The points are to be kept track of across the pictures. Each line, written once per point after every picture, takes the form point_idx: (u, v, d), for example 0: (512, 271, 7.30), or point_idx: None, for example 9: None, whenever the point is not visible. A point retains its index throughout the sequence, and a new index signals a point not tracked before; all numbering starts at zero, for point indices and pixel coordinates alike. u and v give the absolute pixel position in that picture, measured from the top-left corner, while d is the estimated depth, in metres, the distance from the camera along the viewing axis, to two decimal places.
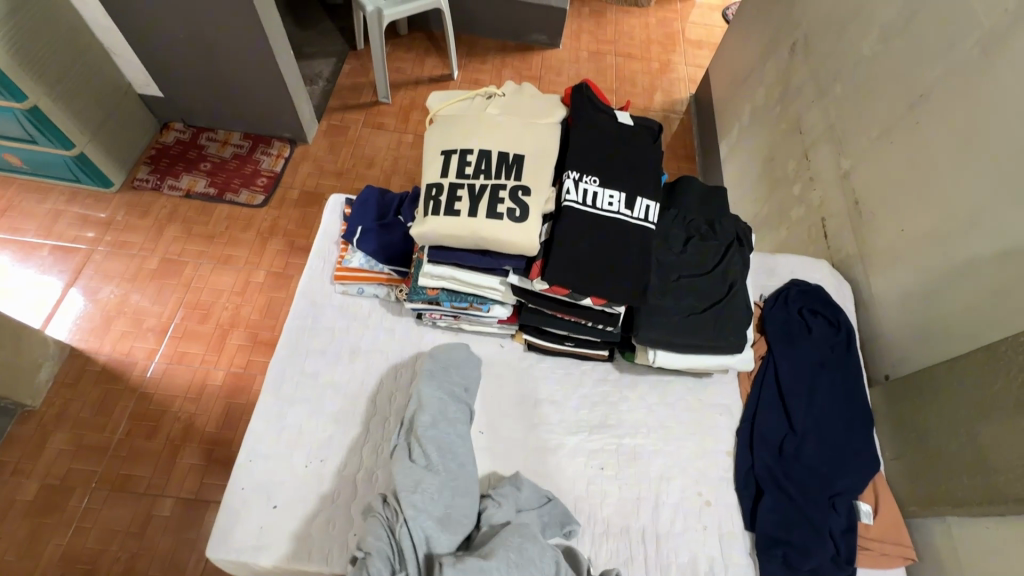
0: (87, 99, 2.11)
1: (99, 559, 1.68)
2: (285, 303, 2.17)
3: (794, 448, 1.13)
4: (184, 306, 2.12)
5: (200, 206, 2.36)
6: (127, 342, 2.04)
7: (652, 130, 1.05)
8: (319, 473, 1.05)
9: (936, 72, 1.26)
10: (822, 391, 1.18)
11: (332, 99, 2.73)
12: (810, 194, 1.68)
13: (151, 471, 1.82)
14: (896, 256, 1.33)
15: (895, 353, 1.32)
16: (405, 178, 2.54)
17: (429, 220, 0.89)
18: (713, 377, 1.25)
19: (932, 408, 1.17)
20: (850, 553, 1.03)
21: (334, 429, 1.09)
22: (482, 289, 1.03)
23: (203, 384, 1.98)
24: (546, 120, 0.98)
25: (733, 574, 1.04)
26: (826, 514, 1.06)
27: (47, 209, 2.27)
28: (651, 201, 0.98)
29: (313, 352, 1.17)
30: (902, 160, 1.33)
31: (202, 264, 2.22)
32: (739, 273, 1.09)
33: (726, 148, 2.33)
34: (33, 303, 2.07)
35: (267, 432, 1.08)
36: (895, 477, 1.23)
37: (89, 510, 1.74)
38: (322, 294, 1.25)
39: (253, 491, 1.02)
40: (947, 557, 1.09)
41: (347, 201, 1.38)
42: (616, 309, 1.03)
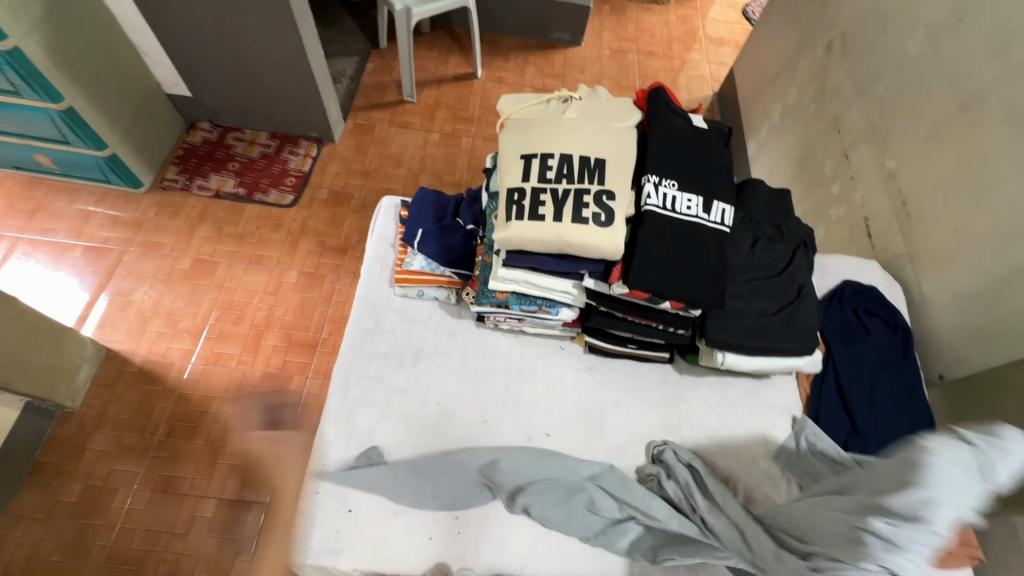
0: (121, 100, 2.11)
1: (144, 560, 1.69)
2: (317, 304, 2.17)
3: (859, 449, 1.14)
4: (218, 307, 2.12)
5: (229, 206, 2.35)
6: (163, 343, 2.03)
7: (722, 133, 1.06)
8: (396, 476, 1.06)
9: (993, 72, 1.25)
10: (883, 392, 1.19)
11: (357, 98, 2.72)
12: (850, 194, 1.68)
13: (192, 472, 1.82)
14: (950, 257, 1.34)
15: (950, 354, 1.33)
16: (433, 177, 2.53)
17: (512, 225, 0.92)
18: (772, 378, 1.26)
19: (996, 409, 1.19)
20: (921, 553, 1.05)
21: (404, 432, 1.11)
22: (555, 292, 1.05)
23: (240, 385, 1.98)
24: (622, 125, 0.99)
25: None
26: None
27: (77, 210, 2.26)
28: (726, 204, 0.99)
29: (378, 355, 1.18)
30: (955, 161, 1.32)
31: (234, 264, 2.21)
32: (806, 276, 1.10)
33: (754, 147, 2.32)
34: (68, 304, 2.07)
35: (338, 435, 1.09)
36: None
37: (133, 512, 1.75)
38: (381, 297, 1.25)
39: (328, 495, 1.02)
40: (1014, 557, 1.10)
41: (401, 203, 1.38)
42: (689, 312, 1.04)
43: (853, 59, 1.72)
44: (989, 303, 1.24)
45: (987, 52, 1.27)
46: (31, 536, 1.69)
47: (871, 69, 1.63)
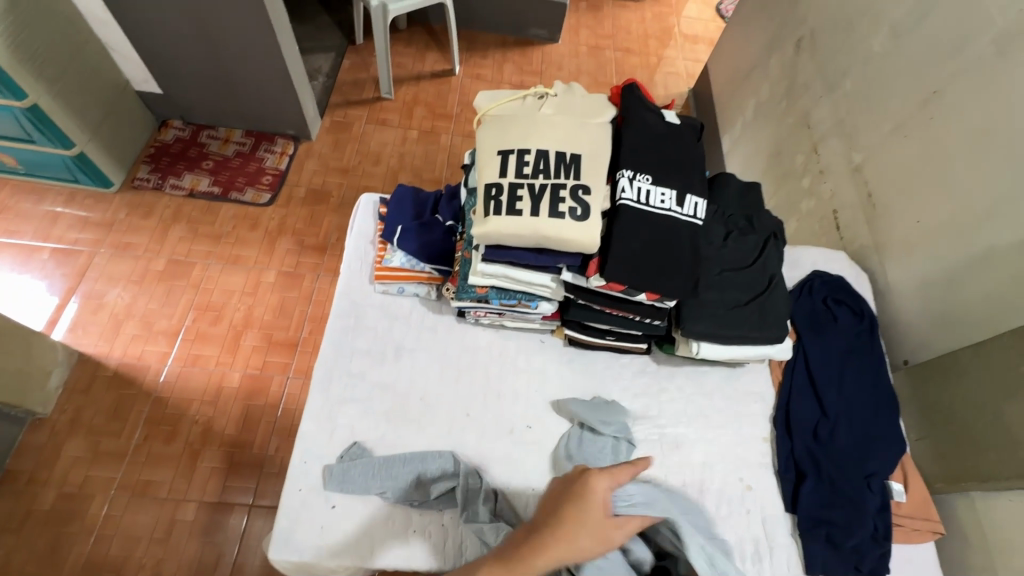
0: (88, 97, 2.04)
1: (124, 566, 1.66)
2: (297, 303, 2.14)
3: (828, 432, 1.18)
4: (194, 308, 2.08)
5: (204, 205, 2.31)
6: (138, 346, 1.99)
7: (694, 128, 1.09)
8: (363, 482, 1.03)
9: (950, 69, 1.31)
10: (851, 378, 1.24)
11: (333, 95, 2.69)
12: (820, 187, 1.73)
13: (171, 476, 1.79)
14: (914, 248, 1.39)
15: (914, 339, 1.39)
16: (412, 175, 2.52)
17: (490, 220, 0.93)
18: (746, 366, 1.30)
19: (955, 389, 1.24)
20: (887, 529, 1.09)
21: (386, 428, 1.11)
22: (534, 286, 1.06)
23: (219, 387, 1.95)
24: (598, 120, 1.01)
25: (777, 554, 1.09)
26: (862, 494, 1.12)
27: (44, 210, 2.19)
28: (699, 198, 1.02)
29: (358, 352, 1.18)
30: (917, 155, 1.38)
31: (210, 265, 2.18)
32: (776, 267, 1.13)
33: (728, 142, 2.35)
34: (36, 308, 2.01)
35: (320, 433, 1.09)
36: (922, 456, 1.30)
37: (111, 518, 1.71)
38: (361, 294, 1.25)
39: (311, 491, 1.03)
40: (974, 530, 1.16)
41: (379, 200, 1.38)
42: (665, 303, 1.06)
43: (821, 56, 1.77)
44: (950, 289, 1.29)
45: (945, 49, 1.32)
46: (4, 546, 1.65)
47: (837, 66, 1.68)
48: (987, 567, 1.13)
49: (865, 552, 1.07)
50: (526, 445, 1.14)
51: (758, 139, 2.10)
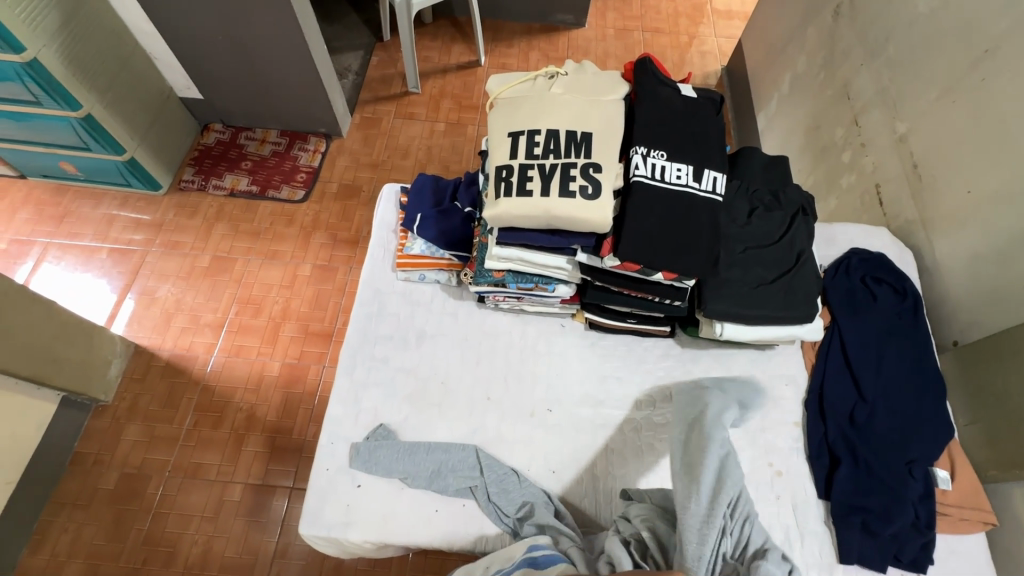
0: (135, 105, 2.17)
1: (178, 542, 1.78)
2: (332, 295, 2.22)
3: (865, 416, 1.13)
4: (237, 301, 2.19)
5: (244, 203, 2.42)
6: (187, 338, 2.12)
7: (713, 101, 1.07)
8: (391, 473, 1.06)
9: (1005, 24, 1.20)
10: (891, 359, 1.18)
11: (363, 92, 2.74)
12: (861, 160, 1.61)
13: (218, 459, 1.90)
14: (964, 221, 1.30)
15: (965, 319, 1.30)
16: (440, 167, 2.54)
17: (501, 201, 0.96)
18: (776, 349, 1.25)
19: (1010, 367, 1.15)
20: (931, 518, 1.04)
21: (408, 410, 1.14)
22: (550, 269, 1.07)
23: (261, 376, 2.05)
24: (608, 98, 1.02)
25: (809, 541, 1.05)
26: (903, 481, 1.06)
27: (102, 213, 2.35)
28: (718, 172, 1.00)
29: (382, 338, 1.21)
30: (967, 120, 1.28)
31: (250, 260, 2.28)
32: (805, 244, 1.09)
33: (763, 120, 2.24)
34: (97, 304, 2.17)
35: (346, 416, 1.12)
36: (971, 443, 1.21)
37: (166, 498, 1.84)
38: (384, 282, 1.28)
39: (337, 471, 1.07)
40: None
41: (401, 189, 1.41)
42: (685, 283, 1.04)
43: (860, 21, 1.66)
44: (1005, 264, 1.20)
45: (999, 3, 1.21)
46: (75, 521, 1.80)
47: (880, 30, 1.57)
48: None
49: (905, 541, 1.02)
50: (546, 428, 1.14)
51: (794, 115, 2.00)
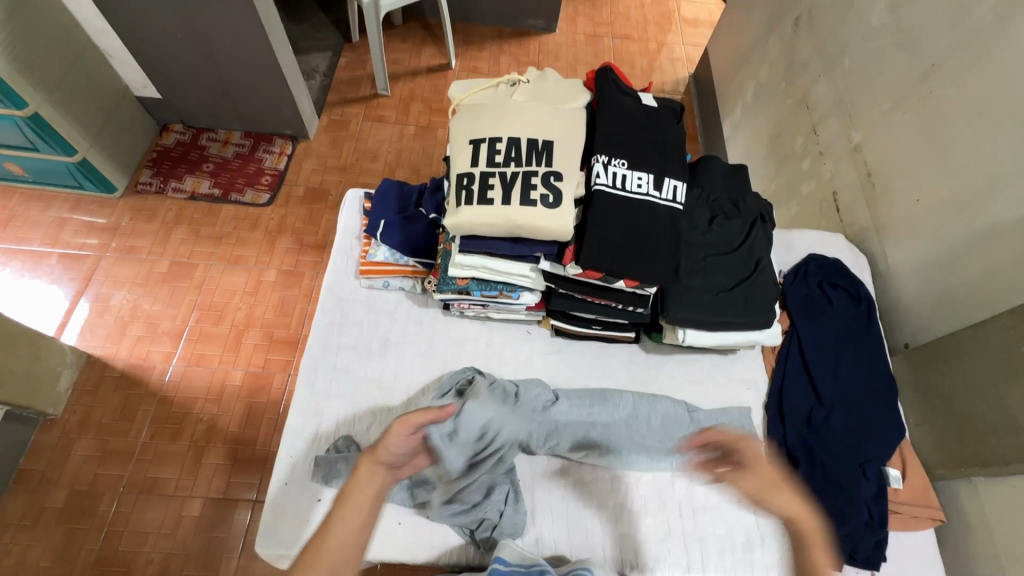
0: (87, 103, 2.08)
1: (134, 560, 1.70)
2: (298, 301, 2.16)
3: (822, 418, 1.16)
4: (197, 308, 2.11)
5: (205, 207, 2.34)
6: (144, 347, 2.03)
7: (674, 110, 1.08)
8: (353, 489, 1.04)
9: (948, 40, 1.25)
10: (847, 362, 1.21)
11: (330, 94, 2.69)
12: (819, 169, 1.66)
13: (176, 473, 1.83)
14: (913, 227, 1.35)
15: (916, 323, 1.35)
16: (410, 171, 2.51)
17: (463, 209, 0.95)
18: (738, 354, 1.27)
19: (952, 371, 1.21)
20: (883, 517, 1.07)
21: (370, 421, 1.12)
22: (513, 276, 1.06)
23: (223, 385, 1.98)
24: (570, 106, 1.02)
25: (769, 543, 1.07)
26: (857, 481, 1.09)
27: (52, 217, 2.24)
28: (678, 181, 1.02)
29: (344, 347, 1.19)
30: (915, 131, 1.33)
31: (212, 265, 2.21)
32: (763, 251, 1.11)
33: (728, 127, 2.29)
34: (46, 312, 2.06)
35: (306, 428, 1.09)
36: (922, 442, 1.26)
37: (120, 515, 1.76)
38: (347, 290, 1.26)
39: (298, 486, 1.04)
40: (974, 516, 1.14)
41: (365, 195, 1.39)
42: (647, 290, 1.05)
43: (817, 33, 1.71)
44: (950, 270, 1.25)
45: (942, 21, 1.27)
46: (19, 543, 1.70)
47: (835, 43, 1.62)
48: (989, 555, 1.10)
49: (859, 540, 1.05)
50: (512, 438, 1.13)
51: (757, 122, 2.04)
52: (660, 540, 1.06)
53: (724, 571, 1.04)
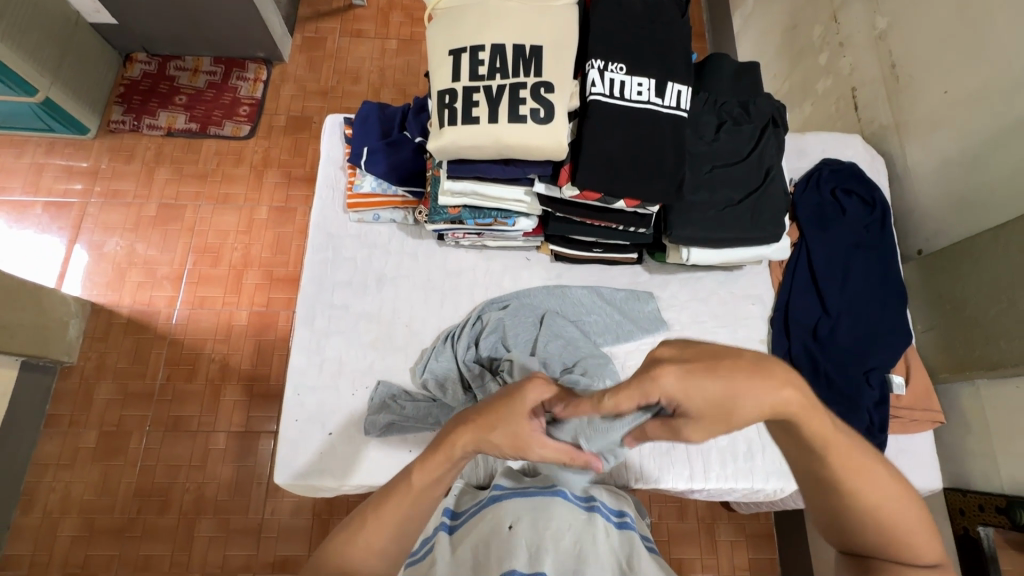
0: (35, 34, 1.89)
1: (170, 490, 1.81)
2: (294, 238, 2.11)
3: (828, 330, 1.14)
4: (193, 251, 2.08)
5: (185, 143, 2.22)
6: (145, 292, 2.02)
7: (678, 2, 0.96)
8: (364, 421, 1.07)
9: None
10: (857, 272, 1.18)
11: (301, 8, 2.44)
12: (838, 62, 1.51)
13: (197, 411, 1.89)
14: (938, 123, 1.25)
15: (933, 227, 1.29)
16: (396, 91, 2.34)
17: (446, 130, 0.88)
18: (743, 269, 1.24)
19: (965, 276, 1.17)
20: (883, 422, 1.08)
21: (374, 357, 1.12)
22: (508, 201, 1.00)
23: (230, 325, 1.99)
24: (560, 4, 0.90)
25: (770, 451, 1.10)
26: (861, 389, 1.09)
27: (27, 163, 2.15)
28: (683, 85, 0.92)
29: (340, 284, 1.16)
30: (950, 10, 1.18)
31: (201, 206, 2.14)
32: (774, 159, 1.04)
33: (739, 20, 2.07)
34: (44, 262, 2.04)
35: (310, 366, 1.10)
36: (928, 348, 1.26)
37: (151, 450, 1.85)
38: (337, 225, 1.21)
39: (307, 422, 1.06)
40: (974, 417, 1.15)
41: (345, 121, 1.30)
42: (649, 209, 0.99)
43: None
44: (975, 169, 1.17)
45: None
46: (62, 480, 1.81)
47: None
48: (985, 452, 1.12)
49: None
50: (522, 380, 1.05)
51: (771, 12, 1.84)
52: (663, 454, 1.09)
53: (724, 478, 1.08)
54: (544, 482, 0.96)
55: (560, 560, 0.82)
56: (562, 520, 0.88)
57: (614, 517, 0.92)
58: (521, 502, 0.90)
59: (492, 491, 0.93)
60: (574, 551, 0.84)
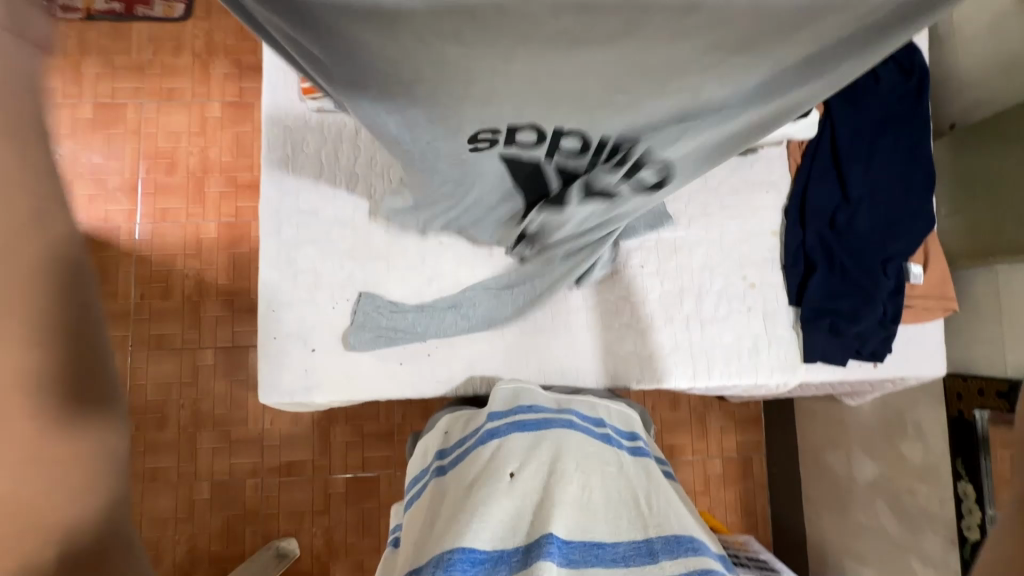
0: None
1: (164, 406, 1.78)
2: (255, 138, 1.90)
3: (846, 218, 1.04)
4: (144, 157, 1.86)
5: (110, 28, 1.90)
6: (99, 206, 1.84)
7: None
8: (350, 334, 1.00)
9: None
10: (883, 151, 1.05)
11: None
12: None
13: (179, 328, 1.82)
14: None
15: (971, 96, 1.15)
16: None
17: None
18: (759, 154, 1.11)
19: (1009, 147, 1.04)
20: (897, 312, 1.02)
21: (353, 267, 1.02)
22: None
23: (198, 239, 1.85)
24: None
25: (775, 347, 1.06)
26: (876, 278, 1.01)
27: None
28: None
29: (308, 186, 1.02)
30: None
31: (144, 104, 1.88)
32: None
33: None
34: None
35: (284, 280, 1.00)
36: (949, 232, 1.19)
37: (138, 369, 1.79)
38: (297, 117, 1.04)
39: (288, 338, 0.98)
40: (988, 302, 1.12)
41: None
42: None
43: None
44: None
45: None
46: None
47: None
48: (994, 336, 1.10)
49: (870, 338, 1.02)
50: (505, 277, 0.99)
51: None
52: (666, 354, 1.05)
53: (728, 374, 1.05)
54: (562, 404, 0.90)
55: (573, 509, 0.72)
56: (574, 457, 0.78)
57: (627, 443, 0.88)
58: (524, 441, 0.81)
59: (493, 424, 0.85)
60: (590, 504, 0.73)
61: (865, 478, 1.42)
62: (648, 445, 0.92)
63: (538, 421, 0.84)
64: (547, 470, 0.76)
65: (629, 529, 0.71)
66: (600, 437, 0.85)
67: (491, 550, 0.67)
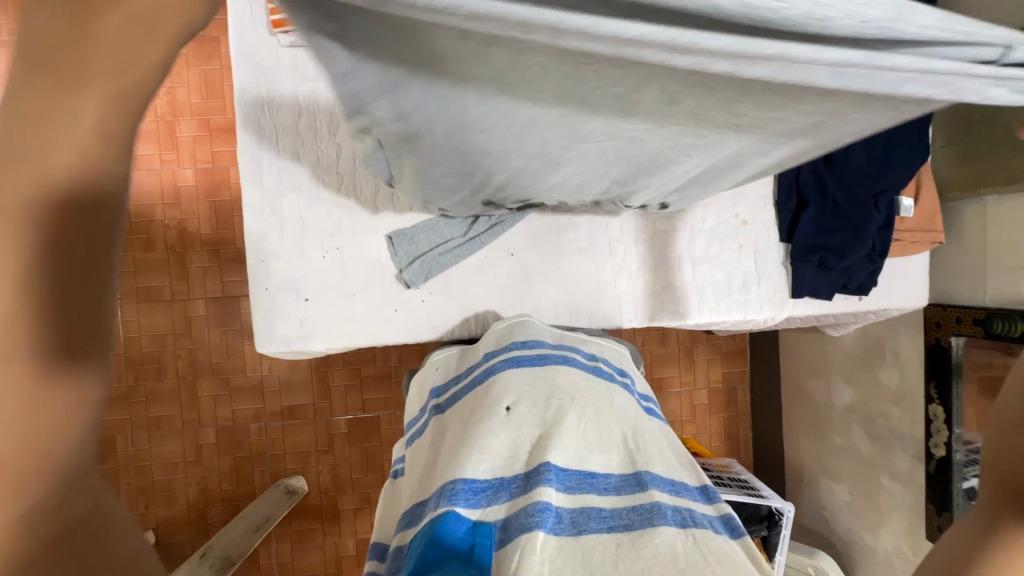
0: None
1: (161, 357, 1.79)
2: (224, 76, 1.78)
3: (842, 151, 1.03)
4: None
5: None
6: None
7: None
8: (342, 283, 0.99)
9: None
10: None
11: None
12: None
13: (167, 279, 1.79)
14: None
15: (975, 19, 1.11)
16: None
17: None
18: None
19: None
20: (885, 247, 1.03)
21: (341, 215, 0.99)
22: None
23: (176, 187, 1.78)
24: None
25: (764, 283, 1.08)
26: (868, 213, 1.02)
27: None
28: None
29: (287, 130, 0.98)
30: None
31: None
32: None
33: None
34: None
35: (270, 229, 0.97)
36: (943, 163, 1.18)
37: (130, 322, 1.78)
38: (268, 53, 0.97)
39: (279, 288, 0.97)
40: (974, 235, 1.13)
41: None
42: None
43: None
44: None
45: None
46: None
47: None
48: (976, 268, 1.13)
49: (857, 272, 1.04)
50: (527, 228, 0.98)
51: None
52: (657, 293, 1.06)
53: (717, 311, 1.07)
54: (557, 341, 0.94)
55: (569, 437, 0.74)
56: (568, 390, 0.81)
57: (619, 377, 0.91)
58: (519, 377, 0.83)
59: (488, 363, 0.87)
60: (584, 432, 0.76)
61: (842, 403, 1.50)
62: (636, 382, 0.96)
63: (534, 359, 0.87)
64: (543, 402, 0.79)
65: (621, 454, 0.74)
66: (591, 371, 0.88)
67: (491, 478, 0.69)
